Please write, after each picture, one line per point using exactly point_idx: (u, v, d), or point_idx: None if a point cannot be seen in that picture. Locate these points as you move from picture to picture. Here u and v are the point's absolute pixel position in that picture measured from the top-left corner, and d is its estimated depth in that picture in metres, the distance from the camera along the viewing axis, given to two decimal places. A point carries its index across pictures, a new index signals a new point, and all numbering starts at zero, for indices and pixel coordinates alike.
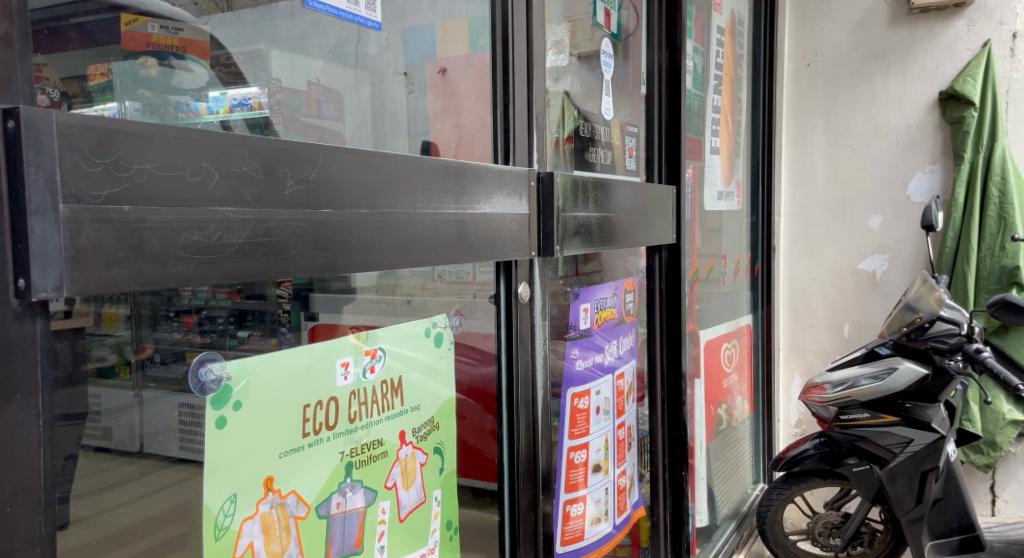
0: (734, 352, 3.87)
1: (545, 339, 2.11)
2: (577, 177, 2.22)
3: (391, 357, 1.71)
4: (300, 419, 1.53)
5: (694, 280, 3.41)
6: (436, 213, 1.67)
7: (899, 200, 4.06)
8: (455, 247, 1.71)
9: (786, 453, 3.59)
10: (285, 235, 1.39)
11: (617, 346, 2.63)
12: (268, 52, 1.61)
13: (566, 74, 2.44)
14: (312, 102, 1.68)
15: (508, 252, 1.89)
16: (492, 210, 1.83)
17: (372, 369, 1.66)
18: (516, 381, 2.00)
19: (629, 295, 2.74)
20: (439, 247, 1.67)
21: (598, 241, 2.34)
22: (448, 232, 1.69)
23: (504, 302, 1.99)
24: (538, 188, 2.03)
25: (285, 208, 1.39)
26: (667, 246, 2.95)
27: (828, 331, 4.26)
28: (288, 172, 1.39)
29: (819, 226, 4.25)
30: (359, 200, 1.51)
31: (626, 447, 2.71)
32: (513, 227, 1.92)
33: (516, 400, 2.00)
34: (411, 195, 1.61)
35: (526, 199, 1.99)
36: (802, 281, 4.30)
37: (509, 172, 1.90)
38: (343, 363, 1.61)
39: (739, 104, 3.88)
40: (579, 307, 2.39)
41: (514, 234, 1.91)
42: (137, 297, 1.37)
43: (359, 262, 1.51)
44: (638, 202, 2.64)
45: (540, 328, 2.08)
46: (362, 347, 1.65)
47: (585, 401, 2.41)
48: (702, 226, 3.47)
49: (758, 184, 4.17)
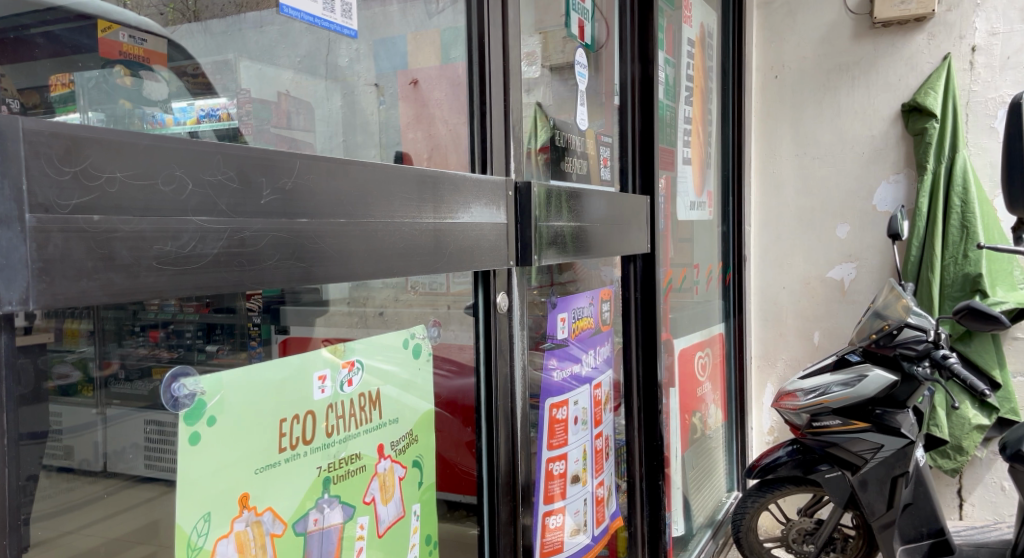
0: (707, 362, 3.88)
1: (523, 349, 2.09)
2: (551, 188, 2.21)
3: (368, 371, 1.68)
4: (276, 434, 1.50)
5: (668, 289, 3.42)
6: (415, 223, 1.64)
7: (865, 210, 4.10)
8: (431, 256, 1.68)
9: (760, 461, 3.61)
10: (260, 245, 1.36)
11: (594, 357, 2.61)
12: (236, 63, 1.59)
13: (539, 85, 2.44)
14: (282, 111, 1.65)
15: (487, 262, 1.87)
16: (470, 219, 1.81)
17: (350, 382, 1.63)
18: (496, 393, 1.98)
19: (606, 305, 2.73)
20: (417, 258, 1.65)
21: (571, 253, 2.33)
22: (425, 243, 1.67)
23: (483, 311, 1.97)
24: (516, 198, 2.01)
25: (261, 218, 1.36)
26: (642, 256, 2.95)
27: (799, 339, 4.28)
28: (264, 181, 1.37)
29: (788, 236, 4.27)
30: (337, 209, 1.48)
31: (605, 457, 2.69)
32: (492, 237, 1.90)
33: (496, 411, 1.97)
34: (389, 203, 1.58)
35: (504, 209, 1.96)
36: (773, 289, 4.33)
37: (487, 181, 1.87)
38: (320, 376, 1.58)
39: (709, 115, 3.90)
40: (556, 317, 2.38)
41: (492, 244, 1.89)
42: (101, 312, 1.34)
43: (333, 273, 1.48)
44: (612, 213, 2.65)
45: (518, 337, 2.06)
46: (339, 360, 1.62)
47: (564, 411, 2.39)
48: (674, 236, 3.48)
49: (729, 193, 4.18)
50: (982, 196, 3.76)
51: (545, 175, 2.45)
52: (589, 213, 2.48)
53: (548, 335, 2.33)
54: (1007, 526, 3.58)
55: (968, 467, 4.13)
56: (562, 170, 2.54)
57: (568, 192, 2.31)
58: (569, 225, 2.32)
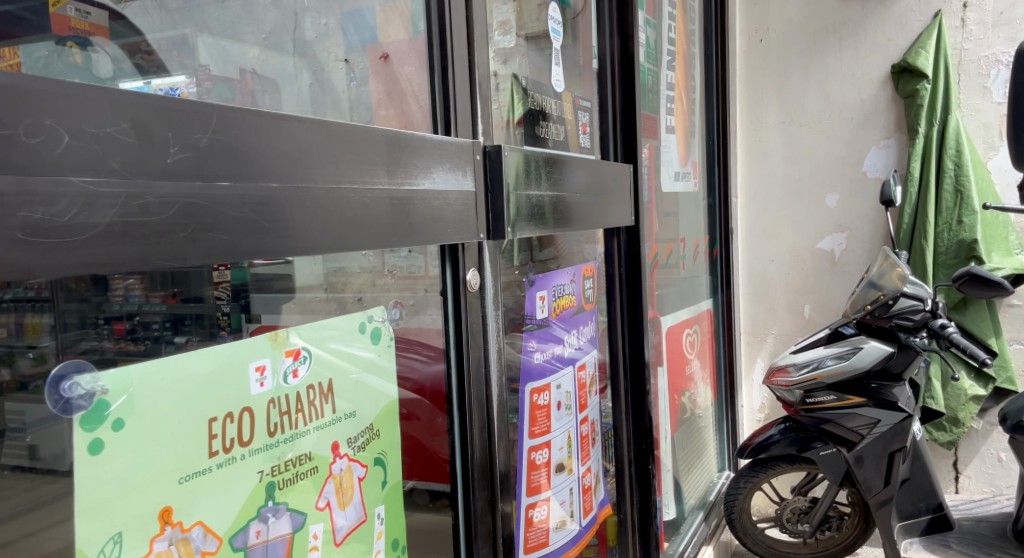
0: (696, 339, 3.73)
1: (500, 331, 1.87)
2: (527, 154, 2.03)
3: (318, 359, 1.49)
4: (204, 437, 1.31)
5: (654, 265, 3.26)
6: (365, 189, 1.45)
7: (854, 177, 3.94)
8: (388, 227, 1.48)
9: (752, 439, 3.44)
10: (168, 214, 1.18)
11: (576, 337, 2.43)
12: (194, 39, 1.53)
13: (515, 55, 2.27)
14: (245, 87, 1.55)
15: (449, 236, 1.64)
16: (433, 186, 1.59)
17: (296, 373, 1.44)
18: (470, 381, 1.78)
19: (588, 282, 2.53)
20: (369, 227, 1.46)
21: (549, 226, 2.14)
22: (381, 211, 1.47)
23: (451, 290, 1.75)
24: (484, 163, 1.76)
25: (169, 181, 1.18)
26: (626, 229, 2.77)
27: (789, 313, 4.12)
28: (171, 137, 1.18)
29: (776, 206, 4.11)
30: (268, 171, 1.29)
31: (590, 442, 2.51)
32: (459, 209, 1.67)
33: (469, 400, 1.78)
34: (335, 165, 1.39)
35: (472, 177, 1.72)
36: (761, 263, 4.17)
37: (454, 141, 1.65)
38: (258, 367, 1.39)
39: (693, 82, 3.72)
40: (534, 296, 2.19)
41: (459, 218, 1.66)
42: (61, 306, 1.28)
43: (265, 244, 1.29)
44: (594, 182, 2.46)
45: (494, 319, 1.84)
46: (282, 348, 1.43)
47: (545, 397, 2.20)
48: (659, 209, 3.31)
49: (714, 164, 3.99)
50: (976, 158, 3.60)
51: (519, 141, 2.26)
52: (567, 182, 2.29)
53: (525, 314, 2.14)
54: (1006, 499, 3.45)
55: (964, 439, 3.99)
56: (540, 138, 2.36)
57: (542, 157, 2.11)
58: (546, 196, 2.14)
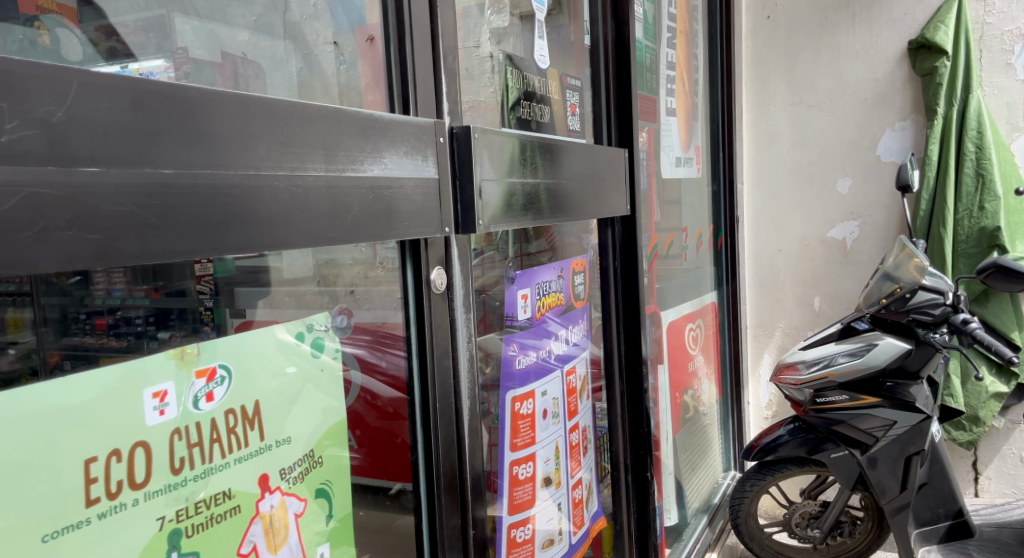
0: (699, 334, 3.51)
1: (471, 336, 1.64)
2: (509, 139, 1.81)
3: (241, 379, 1.27)
4: (82, 481, 1.11)
5: (653, 256, 3.04)
6: (300, 178, 1.19)
7: (867, 161, 3.71)
8: (324, 226, 1.22)
9: (759, 440, 3.23)
10: (8, 207, 0.96)
11: (567, 336, 2.18)
12: (170, 19, 1.31)
13: (510, 36, 2.10)
14: (227, 75, 1.35)
15: (406, 229, 1.39)
16: (384, 172, 1.33)
17: (210, 397, 1.23)
18: (434, 395, 1.56)
19: (578, 278, 2.26)
20: (305, 220, 1.20)
21: (533, 219, 1.91)
22: (320, 207, 1.22)
23: (411, 292, 1.54)
24: (452, 146, 1.55)
25: (6, 164, 0.96)
26: (621, 219, 2.55)
27: (797, 306, 3.90)
28: (8, 108, 0.96)
29: (785, 193, 3.89)
30: (157, 155, 1.06)
31: (581, 451, 2.28)
32: (417, 197, 1.41)
33: (433, 414, 1.56)
34: (251, 150, 1.14)
35: (436, 161, 1.47)
36: (768, 253, 3.94)
37: (411, 122, 1.40)
38: (156, 393, 1.18)
39: (695, 62, 3.49)
40: (515, 294, 1.94)
41: (417, 208, 1.41)
42: (41, 299, 1.17)
43: (151, 243, 1.06)
44: (590, 169, 2.25)
45: (464, 322, 1.62)
46: (190, 369, 1.22)
47: (528, 405, 1.98)
48: (660, 196, 3.10)
49: (718, 148, 3.78)
50: (998, 139, 3.38)
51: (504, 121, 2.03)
52: (556, 169, 2.04)
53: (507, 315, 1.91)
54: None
55: (984, 438, 3.77)
56: (529, 121, 2.15)
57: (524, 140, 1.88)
58: (528, 185, 1.90)
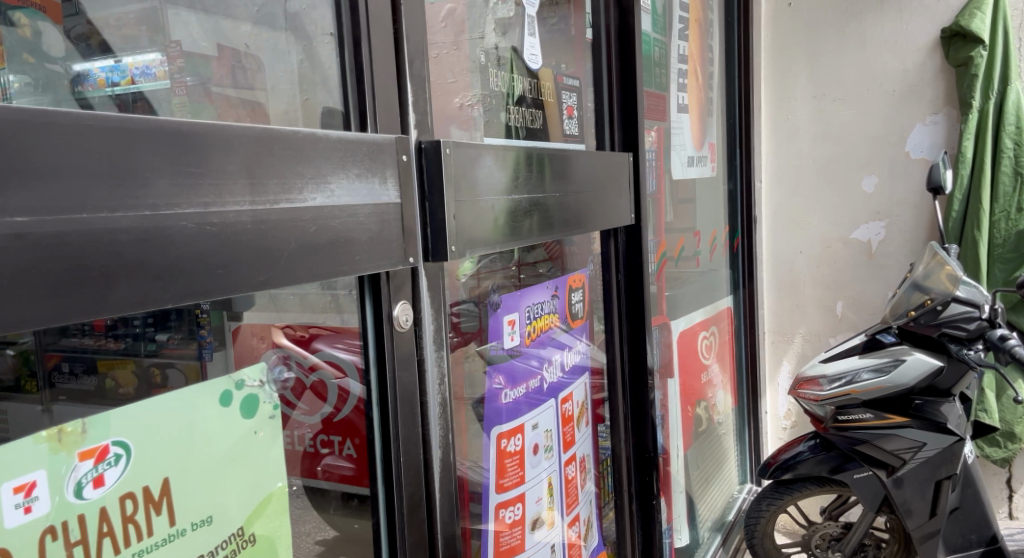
0: (713, 342, 3.23)
1: (442, 377, 1.41)
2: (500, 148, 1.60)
3: (141, 458, 1.03)
4: None
5: (662, 264, 2.81)
6: (214, 214, 0.99)
7: (896, 158, 3.38)
8: (239, 271, 1.02)
9: (777, 456, 2.89)
10: None
11: (560, 361, 1.97)
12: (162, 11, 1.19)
13: (517, 27, 1.90)
14: (224, 68, 1.21)
15: (368, 266, 1.21)
16: (330, 201, 1.14)
17: (98, 484, 0.99)
18: (401, 447, 1.34)
19: (575, 295, 2.04)
20: (217, 265, 1.00)
21: (526, 238, 1.70)
22: (235, 249, 1.01)
23: (374, 329, 1.31)
24: (419, 162, 1.36)
25: None
26: (625, 229, 2.32)
27: (818, 310, 3.56)
28: None
29: (805, 192, 3.54)
30: (8, 200, 0.85)
31: (579, 486, 2.06)
32: (373, 227, 1.22)
33: (397, 470, 1.33)
34: (142, 187, 0.94)
35: (398, 183, 1.28)
36: (787, 253, 3.59)
37: (358, 138, 1.19)
38: (21, 485, 0.94)
39: (710, 52, 3.22)
40: (501, 319, 1.74)
41: (376, 237, 1.23)
42: None
43: (10, 304, 0.86)
44: (594, 173, 2.04)
45: (433, 362, 1.39)
46: (70, 452, 0.97)
47: (517, 441, 1.78)
48: (671, 198, 2.87)
49: (734, 146, 3.46)
50: None
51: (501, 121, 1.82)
52: (552, 179, 1.82)
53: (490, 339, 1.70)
54: None
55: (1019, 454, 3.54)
56: (530, 122, 1.91)
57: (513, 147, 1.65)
58: (524, 199, 1.69)
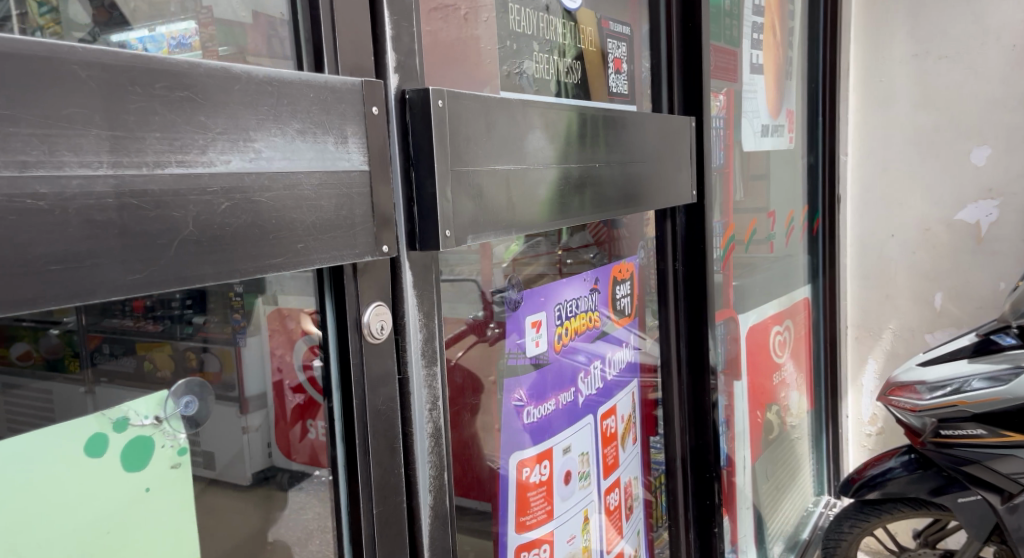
0: (788, 338, 2.80)
1: (433, 400, 1.09)
2: (531, 104, 1.24)
3: None
4: None
5: (730, 249, 2.42)
6: (47, 183, 0.71)
7: (1015, 125, 2.74)
8: (88, 270, 0.73)
9: (863, 471, 2.47)
10: None
11: (603, 369, 1.60)
12: None
13: None
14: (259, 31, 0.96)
15: (317, 258, 0.88)
16: (259, 167, 0.82)
17: None
18: (375, 495, 1.02)
19: (623, 288, 1.68)
20: (53, 260, 0.71)
21: (560, 219, 1.33)
22: (77, 237, 0.72)
23: (336, 339, 1.00)
24: (404, 116, 1.04)
25: None
26: (686, 207, 1.91)
27: (914, 304, 2.99)
28: None
29: (900, 167, 2.96)
30: None
31: (624, 517, 1.72)
32: (329, 205, 0.90)
33: (366, 526, 1.02)
34: None
35: (370, 144, 0.95)
36: (878, 238, 3.03)
37: (298, 79, 0.86)
38: None
39: (790, 5, 2.74)
40: (526, 321, 1.39)
41: (331, 219, 0.90)
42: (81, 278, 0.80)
43: None
44: (657, 142, 1.69)
45: (421, 382, 1.07)
46: None
47: (544, 470, 1.44)
48: (742, 172, 2.47)
49: (817, 114, 2.94)
50: None
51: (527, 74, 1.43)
52: (595, 147, 1.45)
53: (509, 347, 1.35)
54: None
55: None
56: (566, 76, 1.54)
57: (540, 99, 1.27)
58: (557, 169, 1.31)
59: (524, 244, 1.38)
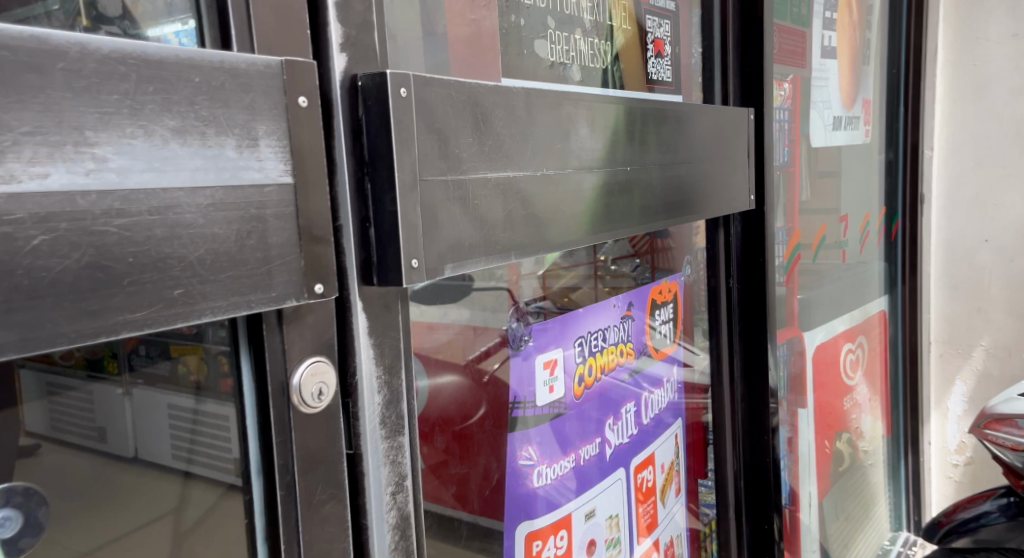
0: (862, 356, 2.49)
1: (399, 480, 0.83)
2: (536, 92, 0.97)
3: None
4: None
5: (795, 260, 2.11)
6: None
7: None
8: None
9: (953, 515, 2.14)
10: None
11: (638, 412, 1.31)
12: None
13: None
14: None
15: (206, 311, 0.64)
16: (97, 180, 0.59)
17: None
18: None
19: (663, 313, 1.40)
20: None
21: (578, 239, 1.06)
22: None
23: (255, 408, 0.75)
24: (352, 106, 0.79)
25: None
26: (743, 214, 1.60)
27: (1010, 318, 2.59)
28: None
29: (994, 163, 2.56)
30: None
31: None
32: (227, 232, 0.65)
33: None
34: None
35: (292, 146, 0.70)
36: (966, 243, 2.64)
37: (173, 56, 0.62)
38: None
39: None
40: (537, 361, 1.11)
41: (230, 252, 0.65)
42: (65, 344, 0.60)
43: None
44: (715, 137, 1.40)
45: (379, 459, 0.81)
46: None
47: (561, 542, 1.16)
48: (809, 171, 2.16)
49: (897, 103, 2.60)
50: None
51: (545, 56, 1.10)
52: (629, 146, 1.17)
53: (513, 397, 1.07)
54: None
55: None
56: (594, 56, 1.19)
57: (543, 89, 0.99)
58: (575, 176, 1.04)
59: (562, 255, 1.16)
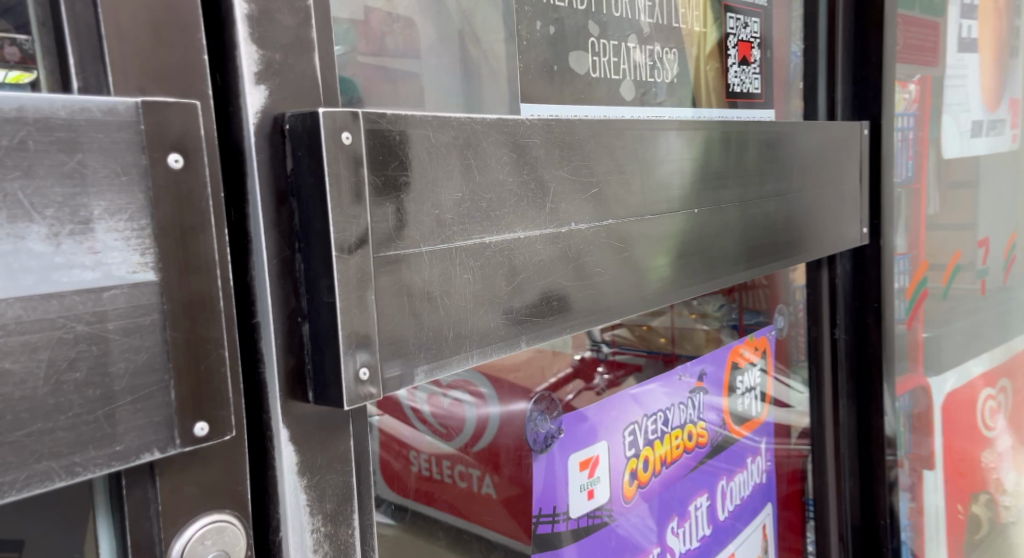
0: (1003, 401, 2.13)
1: None
2: (553, 122, 0.72)
3: None
4: None
5: (921, 293, 1.79)
6: None
7: None
8: None
9: None
10: None
11: (711, 507, 1.05)
12: None
13: None
14: (370, 30, 0.67)
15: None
16: None
17: None
18: None
19: (745, 379, 1.13)
20: None
21: (622, 309, 0.81)
22: None
23: None
24: (274, 158, 0.57)
25: None
26: (853, 250, 1.31)
27: None
28: None
29: None
30: None
31: None
32: (34, 368, 0.45)
33: None
34: None
35: (152, 231, 0.48)
36: None
37: None
38: None
39: None
40: (571, 462, 0.85)
41: (38, 399, 0.45)
42: None
43: None
44: (822, 156, 1.13)
45: None
46: None
47: None
48: (942, 188, 1.82)
49: None
50: None
51: (584, 71, 0.84)
52: (700, 184, 0.90)
53: (538, 509, 0.82)
54: None
55: None
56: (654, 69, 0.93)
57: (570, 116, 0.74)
58: (616, 229, 0.79)
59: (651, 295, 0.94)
